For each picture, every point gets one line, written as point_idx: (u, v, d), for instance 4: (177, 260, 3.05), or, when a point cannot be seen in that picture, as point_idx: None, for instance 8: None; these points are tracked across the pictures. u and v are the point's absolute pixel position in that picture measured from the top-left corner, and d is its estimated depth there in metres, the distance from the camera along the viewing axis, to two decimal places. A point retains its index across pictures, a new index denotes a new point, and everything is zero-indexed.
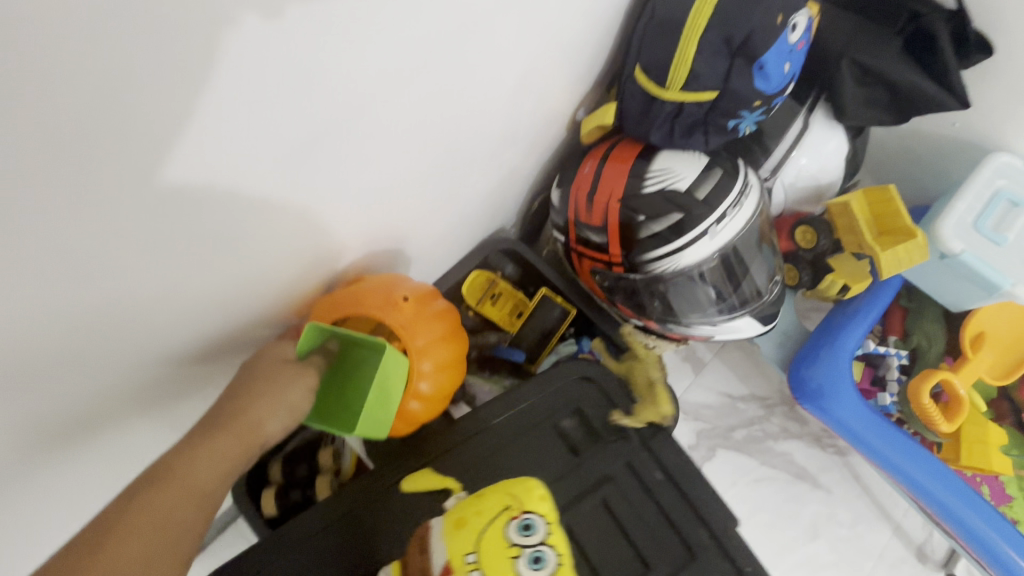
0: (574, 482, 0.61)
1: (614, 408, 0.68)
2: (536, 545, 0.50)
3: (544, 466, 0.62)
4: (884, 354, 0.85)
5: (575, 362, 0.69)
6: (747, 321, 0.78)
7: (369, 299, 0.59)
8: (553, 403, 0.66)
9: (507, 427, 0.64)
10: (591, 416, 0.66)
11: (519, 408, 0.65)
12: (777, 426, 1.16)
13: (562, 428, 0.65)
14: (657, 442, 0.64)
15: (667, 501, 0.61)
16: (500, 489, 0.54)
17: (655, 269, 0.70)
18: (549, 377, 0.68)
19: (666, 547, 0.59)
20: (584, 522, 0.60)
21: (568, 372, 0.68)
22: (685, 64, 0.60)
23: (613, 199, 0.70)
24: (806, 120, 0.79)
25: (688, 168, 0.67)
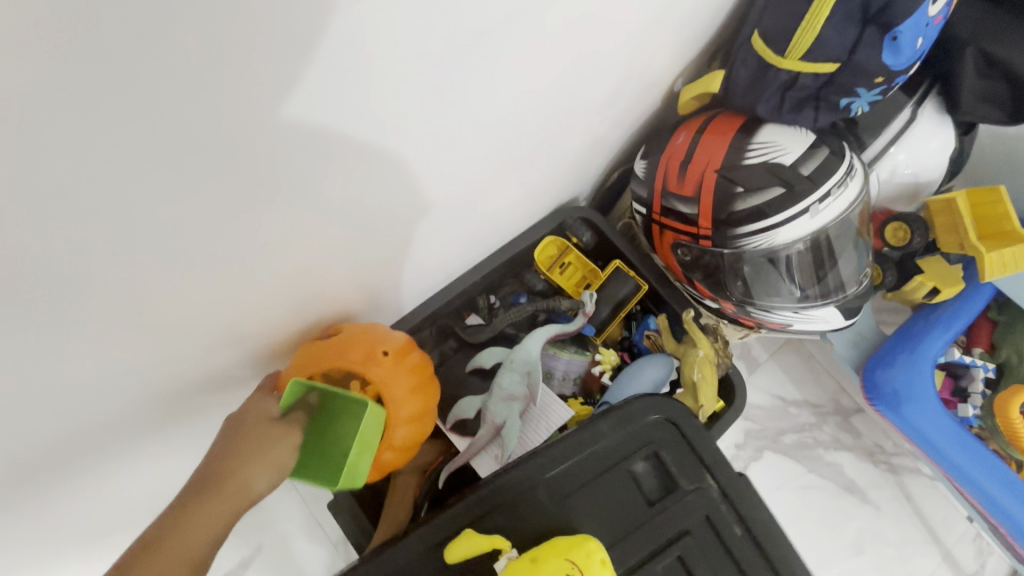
0: (648, 533, 0.63)
1: (692, 453, 0.68)
2: None
3: (622, 515, 0.64)
4: (969, 365, 0.81)
5: (656, 403, 0.69)
6: (831, 313, 0.75)
7: (350, 352, 0.60)
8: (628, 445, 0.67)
9: (588, 468, 0.65)
10: (666, 461, 0.67)
11: (596, 451, 0.65)
12: (829, 435, 1.13)
13: (634, 472, 0.66)
14: (738, 495, 0.66)
15: (740, 552, 0.64)
16: (558, 554, 0.56)
17: (746, 245, 0.68)
18: (627, 417, 0.68)
19: None
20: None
21: (650, 411, 0.68)
22: (812, 30, 0.58)
23: (710, 169, 0.69)
24: (913, 112, 0.76)
25: (795, 143, 0.65)
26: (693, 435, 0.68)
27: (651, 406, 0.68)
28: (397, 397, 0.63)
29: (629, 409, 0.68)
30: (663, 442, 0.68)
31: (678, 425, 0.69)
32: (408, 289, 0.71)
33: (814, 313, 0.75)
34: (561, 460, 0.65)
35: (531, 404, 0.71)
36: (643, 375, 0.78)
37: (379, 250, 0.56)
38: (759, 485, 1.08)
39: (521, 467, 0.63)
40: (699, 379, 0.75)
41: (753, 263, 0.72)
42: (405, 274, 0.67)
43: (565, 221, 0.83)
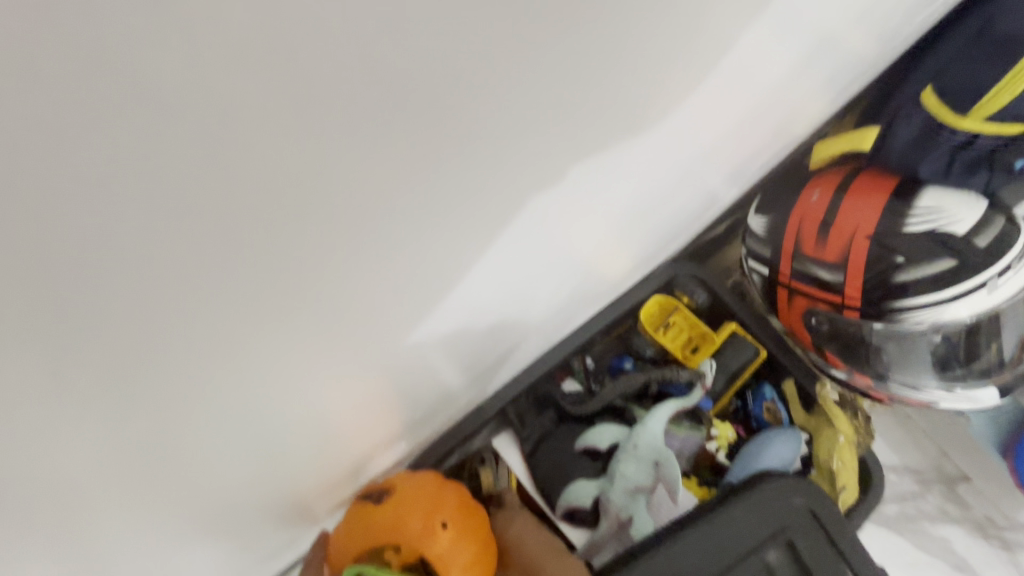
0: None
1: (830, 541, 0.57)
2: None
3: None
4: None
5: (789, 479, 0.58)
6: (987, 391, 0.68)
7: (406, 526, 0.54)
8: (757, 531, 0.56)
9: (709, 561, 0.55)
10: (800, 550, 0.56)
11: (719, 537, 0.55)
12: (934, 506, 1.03)
13: (769, 563, 0.55)
14: None
15: None
16: None
17: (905, 319, 0.61)
18: (756, 495, 0.57)
19: None
20: None
21: (784, 492, 0.58)
22: (1003, 96, 0.56)
23: (861, 234, 0.62)
24: None
25: (966, 209, 0.58)
26: (833, 522, 0.57)
27: (788, 486, 0.58)
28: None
29: (759, 490, 0.58)
30: (800, 530, 0.57)
31: (814, 510, 0.58)
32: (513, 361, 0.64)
33: (966, 391, 0.68)
34: (684, 552, 0.55)
35: (660, 489, 0.65)
36: (773, 451, 0.69)
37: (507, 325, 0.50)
38: None
39: (643, 559, 0.55)
40: (839, 467, 0.69)
41: (906, 338, 0.64)
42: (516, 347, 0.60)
43: (675, 281, 0.76)
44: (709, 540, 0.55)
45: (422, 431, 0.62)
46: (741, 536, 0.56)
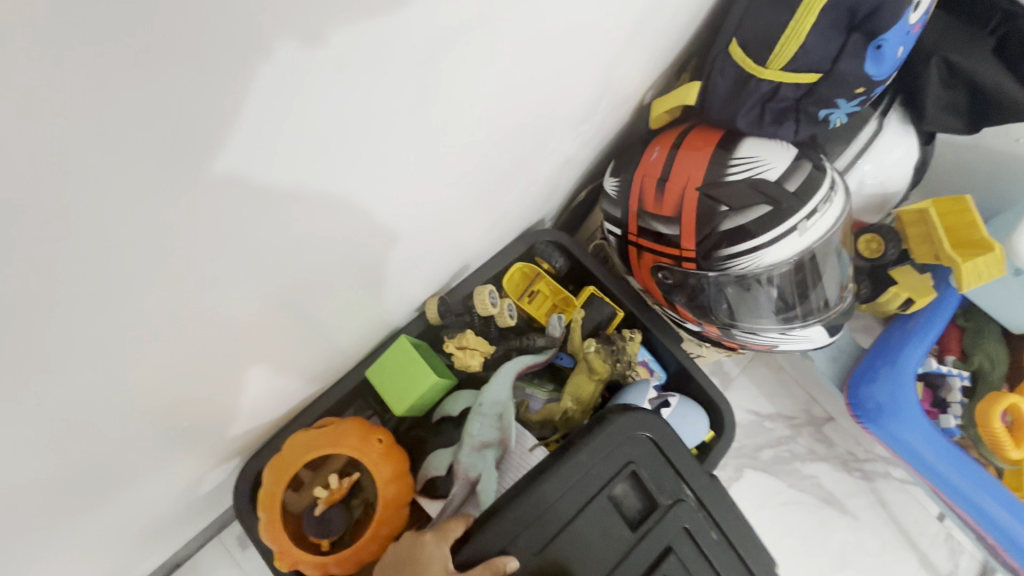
0: (638, 563, 0.54)
1: (673, 466, 0.58)
2: None
3: (604, 550, 0.53)
4: (945, 374, 0.79)
5: (636, 415, 0.57)
6: (817, 331, 0.72)
7: (344, 438, 0.60)
8: (603, 465, 0.55)
9: (558, 507, 0.53)
10: (647, 480, 0.57)
11: (569, 480, 0.54)
12: (804, 447, 1.11)
13: (615, 497, 0.55)
14: (723, 511, 0.58)
15: (725, 567, 0.56)
16: None
17: (733, 266, 0.64)
18: (601, 435, 0.56)
19: None
20: None
21: (632, 426, 0.57)
22: (797, 38, 0.54)
23: (691, 188, 0.64)
24: (878, 124, 0.75)
25: (778, 157, 0.62)
26: (673, 449, 0.58)
27: (634, 421, 0.57)
28: (385, 483, 0.60)
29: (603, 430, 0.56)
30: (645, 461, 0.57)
31: (654, 439, 0.58)
32: (364, 335, 0.61)
33: (799, 333, 0.72)
34: (530, 511, 0.52)
35: (508, 450, 0.63)
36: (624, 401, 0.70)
37: (336, 290, 0.47)
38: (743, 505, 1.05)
39: (489, 527, 0.51)
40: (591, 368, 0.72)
41: (739, 285, 0.67)
42: (360, 318, 0.57)
43: (534, 246, 0.76)
44: (559, 484, 0.54)
45: (269, 416, 0.59)
46: (591, 476, 0.55)
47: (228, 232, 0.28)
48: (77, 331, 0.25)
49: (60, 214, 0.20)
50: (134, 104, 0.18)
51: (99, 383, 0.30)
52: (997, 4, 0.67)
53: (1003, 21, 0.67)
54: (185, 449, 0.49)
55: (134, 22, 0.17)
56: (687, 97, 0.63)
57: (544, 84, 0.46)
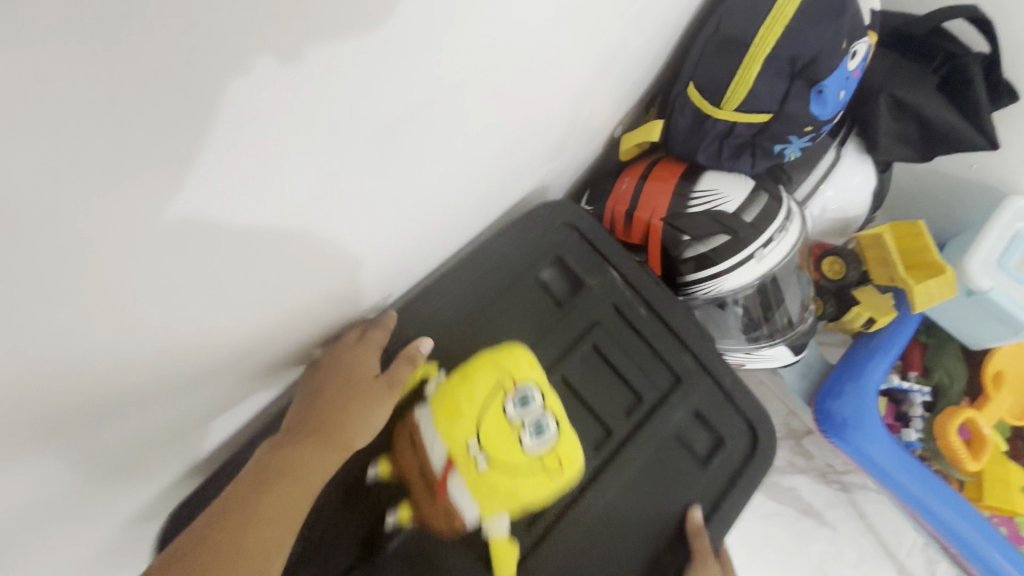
0: (560, 337, 0.64)
1: (594, 251, 0.68)
2: (534, 419, 0.56)
3: (529, 324, 0.64)
4: (907, 390, 0.83)
5: (558, 207, 0.68)
6: (781, 350, 0.76)
7: None
8: (531, 257, 0.66)
9: (489, 288, 0.64)
10: (571, 264, 0.67)
11: (496, 270, 0.65)
12: (784, 459, 1.15)
13: (543, 280, 0.66)
14: (655, 294, 0.67)
15: (653, 333, 0.66)
16: (486, 366, 0.58)
17: (696, 291, 0.68)
18: (526, 225, 0.67)
19: (654, 381, 0.65)
20: (576, 368, 0.63)
21: (553, 216, 0.68)
22: (746, 83, 0.58)
23: (656, 218, 0.68)
24: (837, 153, 0.80)
25: (735, 189, 0.66)
26: (599, 241, 0.68)
27: (555, 210, 0.68)
28: None
29: (539, 212, 0.68)
30: (609, 325, 0.66)
31: (581, 236, 0.68)
32: None
33: (764, 353, 0.76)
34: (461, 278, 0.64)
35: None
36: None
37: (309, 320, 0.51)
38: None
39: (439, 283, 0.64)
40: None
41: (705, 308, 0.71)
42: (340, 343, 0.60)
43: None
44: (489, 270, 0.65)
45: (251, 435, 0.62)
46: (514, 266, 0.65)
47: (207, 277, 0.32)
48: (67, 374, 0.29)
49: (57, 273, 0.24)
50: (118, 185, 0.23)
51: (83, 417, 0.34)
52: (939, 45, 0.71)
53: (945, 60, 0.72)
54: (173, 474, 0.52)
55: (116, 128, 0.21)
56: (648, 133, 0.68)
57: (507, 128, 0.50)
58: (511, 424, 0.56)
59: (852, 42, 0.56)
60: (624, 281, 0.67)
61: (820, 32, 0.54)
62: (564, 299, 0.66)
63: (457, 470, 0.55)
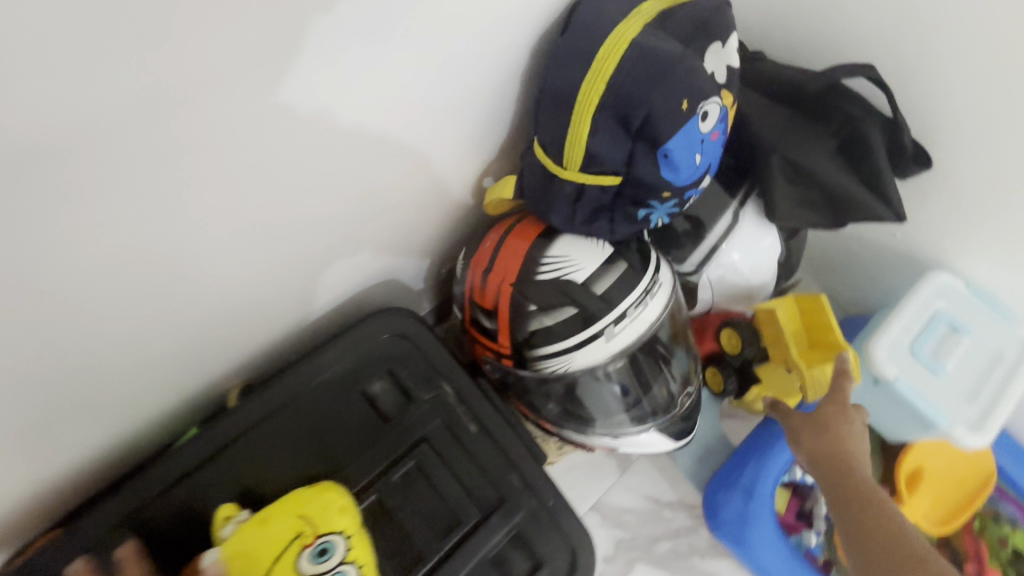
0: (383, 451, 0.61)
1: (431, 363, 0.65)
2: (334, 568, 0.49)
3: (347, 438, 0.61)
4: (812, 484, 0.73)
5: (395, 316, 0.66)
6: (655, 436, 0.67)
7: None
8: (359, 368, 0.63)
9: (307, 402, 0.61)
10: (404, 377, 0.64)
11: (316, 382, 0.62)
12: (706, 540, 1.03)
13: (371, 393, 0.62)
14: (482, 407, 0.64)
15: (480, 452, 0.63)
16: (290, 510, 0.50)
17: (544, 367, 0.60)
18: (357, 337, 0.64)
19: (475, 496, 0.62)
20: (393, 488, 0.60)
21: (383, 325, 0.65)
22: (579, 143, 0.51)
23: (506, 283, 0.61)
24: (736, 215, 0.72)
25: (588, 257, 0.58)
26: (433, 349, 0.65)
27: (388, 320, 0.65)
28: None
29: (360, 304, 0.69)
30: (436, 441, 0.62)
31: (414, 343, 0.65)
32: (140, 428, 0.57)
33: (635, 438, 0.66)
34: (298, 374, 0.62)
35: None
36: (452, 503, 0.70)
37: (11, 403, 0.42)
38: None
39: (252, 398, 0.61)
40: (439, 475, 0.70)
41: (562, 386, 0.62)
42: (100, 416, 0.52)
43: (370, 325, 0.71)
44: (311, 382, 0.62)
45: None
46: (337, 378, 0.62)
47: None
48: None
49: None
50: None
51: None
52: (837, 105, 0.64)
53: (843, 123, 0.65)
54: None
55: None
56: (503, 188, 0.62)
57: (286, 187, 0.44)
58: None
59: (697, 103, 0.50)
60: (457, 397, 0.64)
61: (649, 93, 0.48)
62: (391, 414, 0.62)
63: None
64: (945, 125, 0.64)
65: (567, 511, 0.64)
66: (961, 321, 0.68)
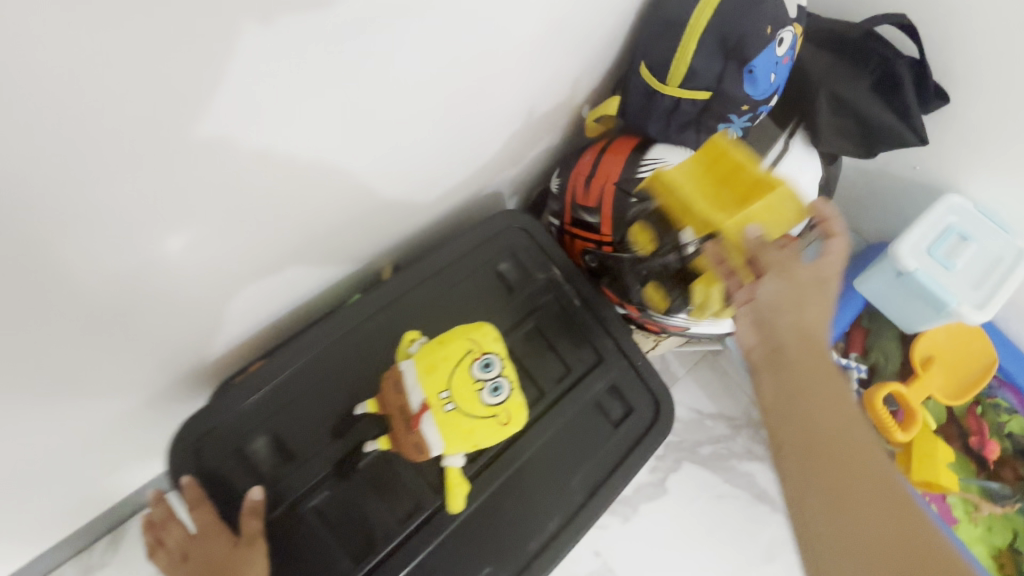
0: (511, 313, 0.75)
1: (544, 252, 0.80)
2: (495, 378, 0.63)
3: (482, 302, 0.75)
4: (846, 366, 0.89)
5: (515, 213, 0.80)
6: (722, 315, 0.82)
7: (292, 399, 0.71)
8: (489, 250, 0.78)
9: (449, 274, 0.75)
10: (523, 260, 0.79)
11: (457, 258, 0.76)
12: (743, 446, 1.18)
13: (498, 271, 0.77)
14: (585, 287, 0.79)
15: (584, 322, 0.78)
16: (459, 337, 0.65)
17: (641, 247, 0.75)
18: (488, 226, 0.78)
19: (580, 354, 0.77)
20: (519, 341, 0.75)
21: (507, 220, 0.79)
22: (685, 60, 0.67)
23: (609, 183, 0.76)
24: (785, 144, 0.88)
25: (679, 159, 0.74)
26: (544, 240, 0.80)
27: (511, 216, 0.79)
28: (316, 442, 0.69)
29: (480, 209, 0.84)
30: (549, 310, 0.78)
31: (530, 235, 0.80)
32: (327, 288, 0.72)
33: (706, 316, 0.82)
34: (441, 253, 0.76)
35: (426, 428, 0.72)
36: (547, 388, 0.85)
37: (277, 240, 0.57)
38: (680, 495, 1.12)
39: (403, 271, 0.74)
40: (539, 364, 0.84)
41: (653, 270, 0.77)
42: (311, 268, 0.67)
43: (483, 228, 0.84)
44: (452, 259, 0.76)
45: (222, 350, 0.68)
46: (473, 258, 0.77)
47: (172, 151, 0.38)
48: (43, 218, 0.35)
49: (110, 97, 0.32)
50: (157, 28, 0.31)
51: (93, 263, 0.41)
52: (874, 49, 0.79)
53: (880, 63, 0.80)
54: (138, 367, 0.58)
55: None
56: (607, 107, 0.76)
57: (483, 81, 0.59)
58: (473, 381, 0.62)
59: (777, 30, 0.66)
60: (565, 279, 0.79)
61: (744, 18, 0.64)
62: (514, 286, 0.77)
63: (428, 413, 0.61)
64: (962, 67, 0.79)
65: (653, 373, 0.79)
66: (968, 231, 0.82)
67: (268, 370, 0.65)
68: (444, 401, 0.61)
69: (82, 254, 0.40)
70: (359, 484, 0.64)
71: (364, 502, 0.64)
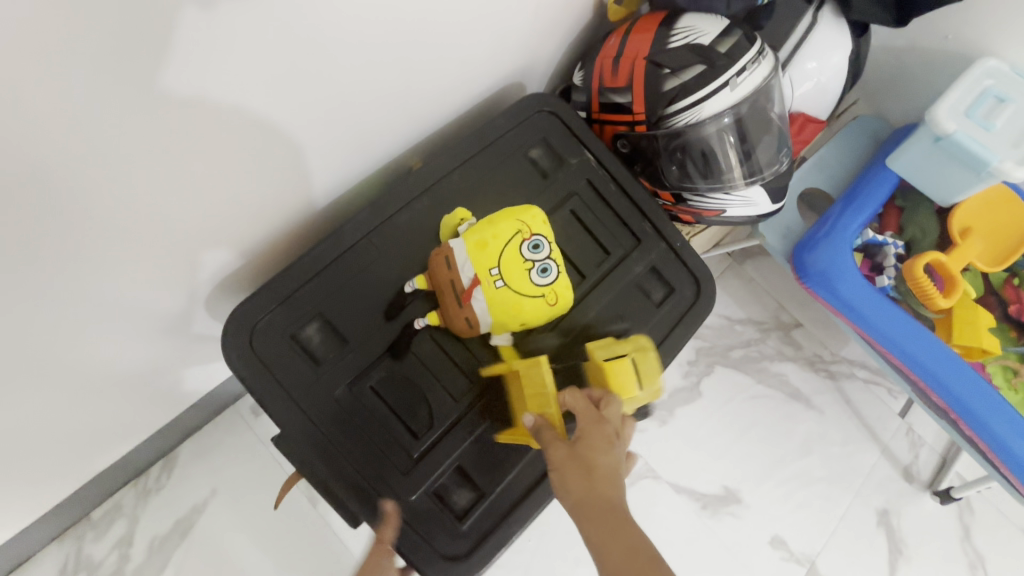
0: (547, 198, 0.75)
1: (575, 138, 0.78)
2: (543, 260, 0.62)
3: (517, 188, 0.74)
4: (882, 243, 0.89)
5: (546, 98, 0.78)
6: (758, 194, 0.81)
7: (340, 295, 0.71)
8: (522, 136, 0.76)
9: (483, 161, 0.74)
10: (555, 146, 0.77)
11: (490, 145, 0.74)
12: (773, 348, 1.19)
13: (531, 157, 0.76)
14: (620, 172, 0.78)
15: (620, 205, 0.77)
16: (508, 217, 0.63)
17: (676, 122, 0.73)
18: (520, 112, 0.77)
19: (617, 236, 0.76)
20: (557, 225, 0.74)
21: (539, 104, 0.77)
22: None
23: (639, 59, 0.73)
24: (814, 18, 0.85)
25: (711, 26, 0.72)
26: (575, 125, 0.78)
27: (542, 100, 0.77)
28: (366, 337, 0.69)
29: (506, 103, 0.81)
30: (583, 196, 0.76)
31: (562, 121, 0.78)
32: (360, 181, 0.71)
33: (743, 196, 0.80)
34: (473, 140, 0.74)
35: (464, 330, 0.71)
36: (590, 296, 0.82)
37: (314, 116, 0.55)
38: (715, 397, 1.13)
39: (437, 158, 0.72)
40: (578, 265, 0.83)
41: (688, 147, 0.75)
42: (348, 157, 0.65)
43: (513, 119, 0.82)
44: (486, 146, 0.74)
45: (259, 245, 0.67)
46: (506, 145, 0.75)
47: None
48: (106, 45, 0.33)
49: None
50: None
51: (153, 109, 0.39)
52: None
53: None
54: (185, 254, 0.57)
55: None
56: None
57: None
58: (523, 260, 0.61)
59: None
60: (598, 163, 0.78)
61: None
62: (548, 172, 0.76)
63: (479, 288, 0.60)
64: None
65: (694, 257, 0.78)
66: (1006, 93, 0.80)
67: (313, 259, 0.65)
68: (494, 278, 0.60)
69: (138, 100, 0.38)
70: (411, 364, 0.64)
71: (417, 383, 0.64)
